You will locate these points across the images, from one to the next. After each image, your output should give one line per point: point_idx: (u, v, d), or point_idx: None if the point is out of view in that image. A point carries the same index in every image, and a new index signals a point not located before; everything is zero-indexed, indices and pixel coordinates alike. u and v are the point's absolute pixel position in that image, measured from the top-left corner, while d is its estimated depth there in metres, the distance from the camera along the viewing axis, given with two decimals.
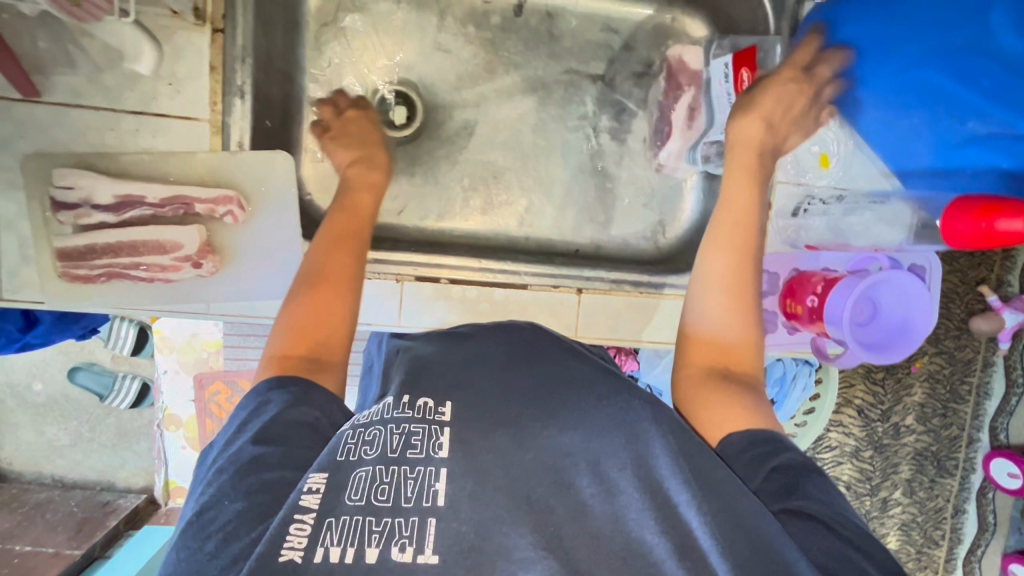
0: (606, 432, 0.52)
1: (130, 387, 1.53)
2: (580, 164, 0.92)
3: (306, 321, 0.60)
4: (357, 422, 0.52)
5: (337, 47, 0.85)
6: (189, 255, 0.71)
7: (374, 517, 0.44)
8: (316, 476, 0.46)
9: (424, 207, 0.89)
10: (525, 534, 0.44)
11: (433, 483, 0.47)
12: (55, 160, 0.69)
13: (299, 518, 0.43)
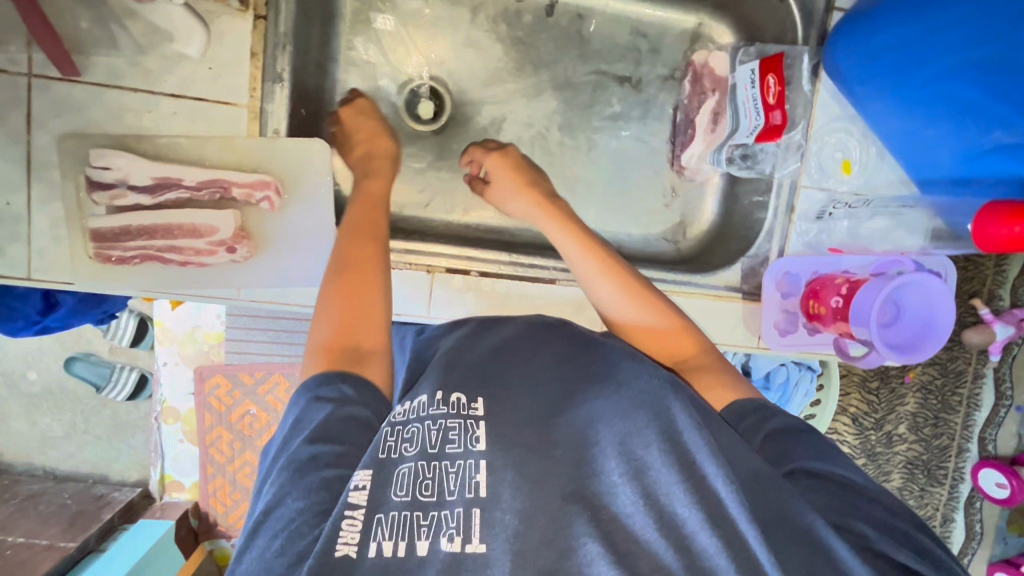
0: (636, 414, 0.51)
1: (128, 379, 1.51)
2: (603, 167, 0.95)
3: (337, 314, 0.59)
4: (393, 419, 0.53)
5: (370, 39, 0.86)
6: (223, 240, 0.71)
7: (420, 512, 0.45)
8: (362, 474, 0.47)
9: (449, 201, 0.90)
10: (563, 534, 0.44)
11: (474, 475, 0.48)
12: (91, 141, 0.68)
13: (349, 515, 0.44)
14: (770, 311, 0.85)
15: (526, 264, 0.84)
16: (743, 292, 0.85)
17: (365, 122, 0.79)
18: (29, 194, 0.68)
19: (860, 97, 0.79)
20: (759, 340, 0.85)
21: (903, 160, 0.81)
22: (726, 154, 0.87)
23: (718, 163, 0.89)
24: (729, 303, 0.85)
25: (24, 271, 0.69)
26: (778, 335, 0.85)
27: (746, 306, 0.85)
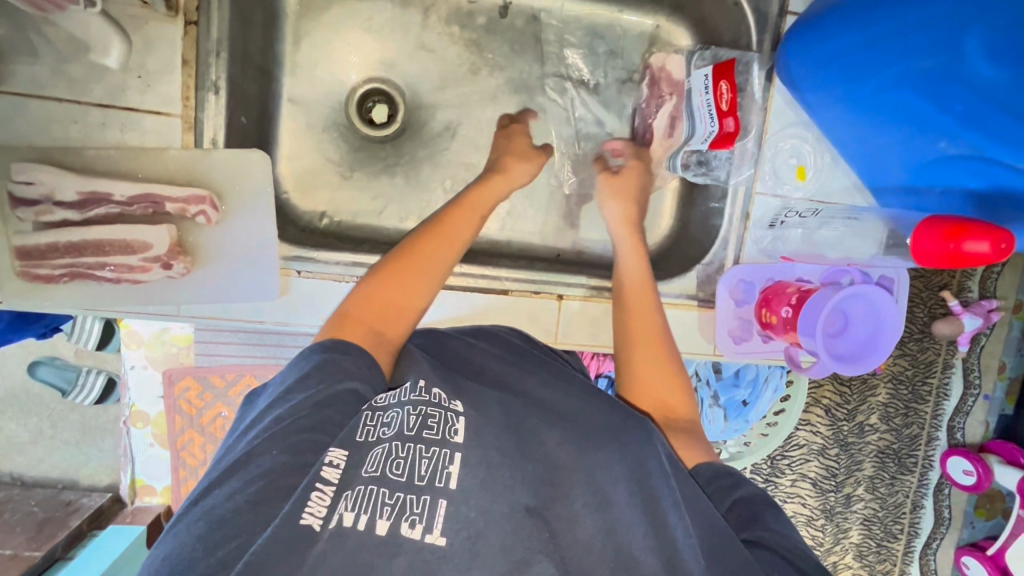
0: (607, 453, 0.54)
1: (94, 383, 1.48)
2: (564, 171, 0.92)
3: (390, 293, 0.63)
4: (373, 402, 0.52)
5: (317, 42, 0.83)
6: (158, 257, 0.68)
7: (386, 489, 0.45)
8: (337, 452, 0.47)
9: (404, 207, 0.87)
10: (519, 543, 0.45)
11: (447, 466, 0.48)
12: (15, 154, 0.66)
13: (320, 488, 0.44)
14: (727, 316, 0.84)
15: (484, 268, 0.83)
16: (697, 299, 0.85)
17: (515, 139, 0.83)
18: None
19: (811, 100, 0.79)
20: (713, 348, 0.85)
21: (855, 167, 0.81)
22: (681, 160, 0.86)
23: (674, 169, 0.88)
24: (684, 311, 0.84)
25: None
26: (731, 342, 0.85)
27: (701, 313, 0.85)
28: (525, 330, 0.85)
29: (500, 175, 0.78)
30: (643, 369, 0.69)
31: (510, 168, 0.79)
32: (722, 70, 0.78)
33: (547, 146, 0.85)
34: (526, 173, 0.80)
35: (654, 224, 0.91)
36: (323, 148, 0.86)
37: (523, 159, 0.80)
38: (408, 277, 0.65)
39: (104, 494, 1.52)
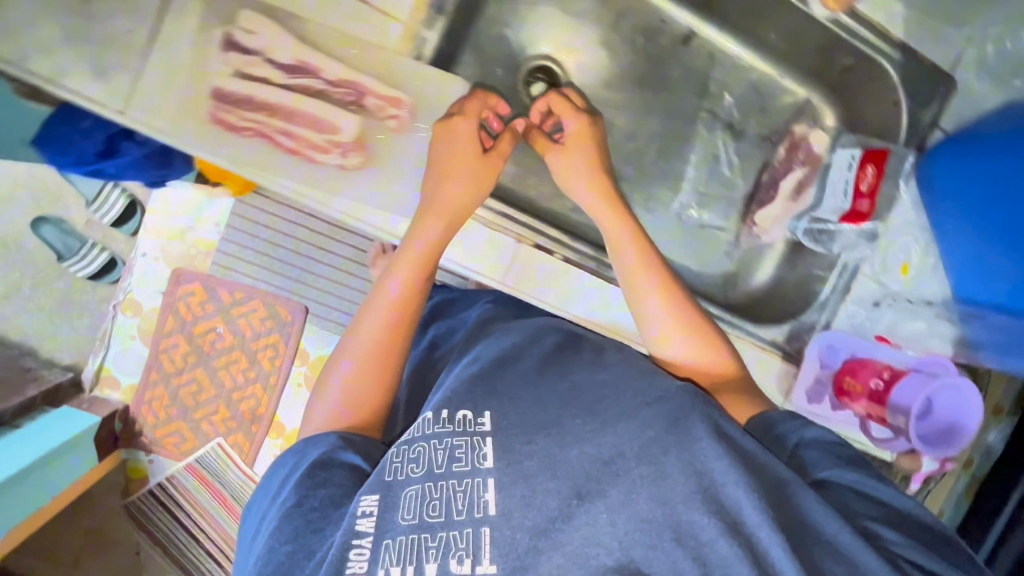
0: (652, 430, 0.53)
1: (94, 258, 1.48)
2: (684, 200, 0.99)
3: (348, 393, 0.62)
4: (401, 440, 0.57)
5: (521, 10, 0.89)
6: (341, 143, 0.69)
7: (427, 533, 0.50)
8: (369, 500, 0.52)
9: (539, 184, 0.93)
10: (571, 546, 0.47)
11: (482, 494, 0.51)
12: (242, 0, 0.66)
13: (357, 544, 0.49)
14: (802, 376, 0.91)
15: (606, 267, 0.89)
16: (783, 351, 0.91)
17: (455, 134, 0.71)
18: (158, 28, 0.65)
19: (939, 208, 0.86)
20: (786, 400, 0.91)
21: (953, 276, 0.88)
22: (801, 224, 0.93)
23: (794, 231, 0.94)
24: (768, 358, 0.90)
25: (120, 103, 0.65)
26: (805, 398, 0.91)
27: (782, 364, 0.91)
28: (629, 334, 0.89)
29: (432, 212, 0.69)
30: (684, 353, 0.70)
31: (442, 201, 0.69)
32: (879, 156, 0.85)
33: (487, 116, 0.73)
34: (469, 176, 0.70)
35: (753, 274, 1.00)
36: None
37: (456, 173, 0.70)
38: (364, 366, 0.63)
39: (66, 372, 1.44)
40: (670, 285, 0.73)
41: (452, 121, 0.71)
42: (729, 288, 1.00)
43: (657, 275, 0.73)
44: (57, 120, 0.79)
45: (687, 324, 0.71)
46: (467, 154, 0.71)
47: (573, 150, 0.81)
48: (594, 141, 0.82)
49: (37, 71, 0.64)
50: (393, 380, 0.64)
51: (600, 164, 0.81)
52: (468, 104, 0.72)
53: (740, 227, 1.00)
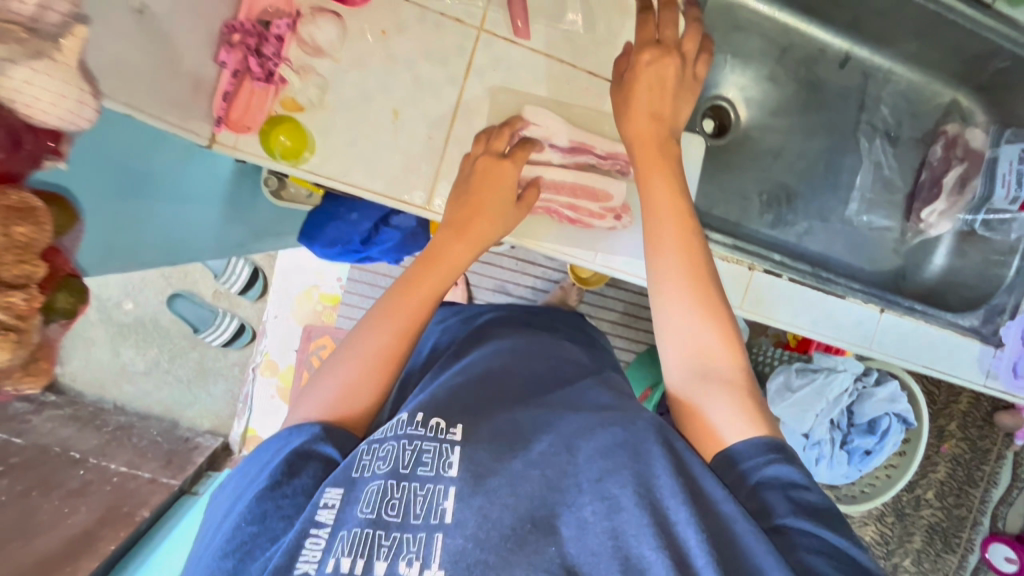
0: (611, 449, 0.54)
1: (228, 325, 1.76)
2: (855, 206, 1.07)
3: (331, 391, 0.61)
4: (372, 438, 0.57)
5: (701, 58, 0.99)
6: (614, 208, 0.79)
7: (382, 531, 0.49)
8: (333, 492, 0.52)
9: (728, 208, 1.02)
10: (523, 564, 0.47)
11: (442, 501, 0.51)
12: (517, 97, 0.77)
13: (313, 534, 0.49)
14: (1002, 356, 0.97)
15: (824, 281, 0.91)
16: (981, 334, 0.97)
17: (497, 175, 0.72)
18: (451, 132, 0.76)
19: None
20: (987, 381, 0.98)
21: None
22: (977, 217, 1.03)
23: (968, 224, 1.04)
24: (967, 343, 0.97)
25: (428, 202, 0.76)
26: (1011, 375, 0.98)
27: (982, 346, 0.97)
28: (853, 342, 0.93)
29: (454, 236, 0.70)
30: (344, 408, 0.61)
31: (470, 231, 0.71)
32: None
33: (532, 141, 0.75)
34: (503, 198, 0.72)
35: (923, 268, 1.07)
36: None
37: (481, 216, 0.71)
38: (366, 367, 0.63)
39: (218, 439, 1.78)
40: (692, 269, 0.63)
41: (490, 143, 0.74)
42: (907, 279, 1.07)
43: (690, 262, 0.63)
44: (327, 217, 0.90)
45: (711, 315, 0.60)
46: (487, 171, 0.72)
47: (628, 112, 0.71)
48: (659, 131, 0.70)
49: (357, 181, 0.74)
50: (377, 386, 0.63)
51: (661, 155, 0.69)
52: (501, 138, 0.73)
53: (906, 224, 1.08)
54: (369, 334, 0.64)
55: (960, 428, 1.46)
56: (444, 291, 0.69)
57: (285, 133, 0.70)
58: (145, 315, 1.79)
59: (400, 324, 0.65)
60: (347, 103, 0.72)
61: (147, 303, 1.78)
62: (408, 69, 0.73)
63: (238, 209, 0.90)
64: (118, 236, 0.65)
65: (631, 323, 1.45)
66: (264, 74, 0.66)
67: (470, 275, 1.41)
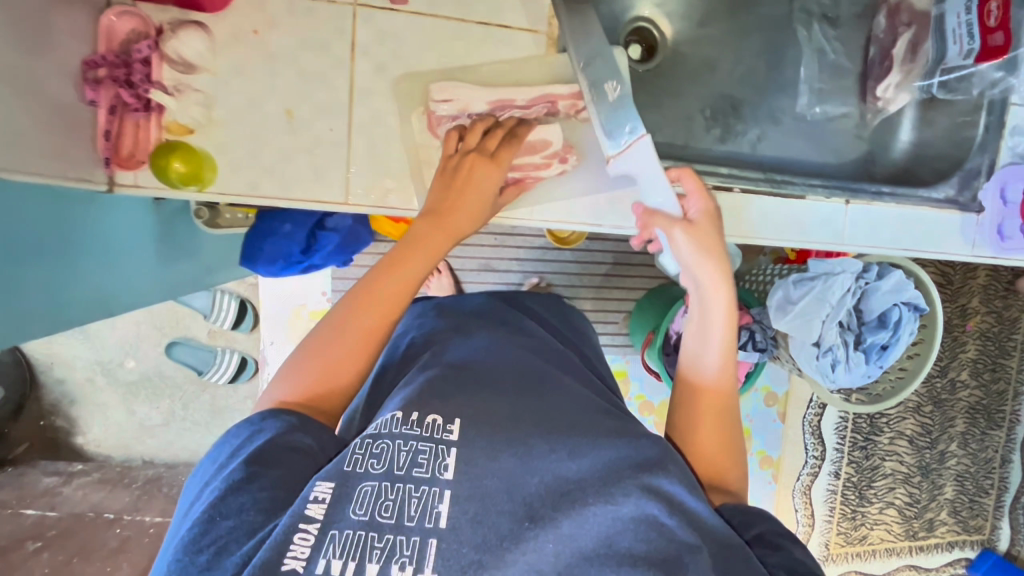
0: (613, 466, 0.55)
1: (231, 360, 1.76)
2: (806, 100, 1.01)
3: (308, 368, 0.61)
4: (367, 433, 0.55)
5: None
6: (555, 154, 0.77)
7: (375, 533, 0.47)
8: (324, 486, 0.49)
9: (671, 132, 0.97)
10: (518, 563, 0.47)
11: (436, 504, 0.49)
12: (411, 67, 0.73)
13: (303, 528, 0.46)
14: (984, 221, 0.93)
15: (780, 184, 0.87)
16: (959, 204, 0.92)
17: (480, 173, 0.71)
18: (353, 119, 0.72)
19: None
20: (971, 249, 0.94)
21: None
22: (932, 81, 0.94)
23: (925, 91, 0.96)
24: (944, 214, 0.92)
25: (342, 197, 0.74)
26: (995, 238, 0.94)
27: (961, 215, 0.93)
28: (821, 242, 0.89)
29: (434, 223, 0.68)
30: (315, 381, 0.60)
31: (451, 218, 0.68)
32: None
33: (527, 123, 0.75)
34: (485, 180, 0.71)
35: (889, 148, 1.01)
36: None
37: (456, 208, 0.69)
38: (344, 344, 0.62)
39: None
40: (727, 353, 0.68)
41: (474, 124, 0.73)
42: (874, 163, 1.02)
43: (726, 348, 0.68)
44: (262, 235, 0.87)
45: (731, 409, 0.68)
46: (476, 161, 0.71)
47: (692, 194, 0.71)
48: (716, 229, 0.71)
49: (271, 192, 0.72)
50: (354, 369, 0.62)
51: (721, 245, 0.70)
52: (481, 123, 0.73)
53: (863, 106, 1.02)
54: (351, 313, 0.63)
55: (982, 303, 1.56)
56: (424, 282, 0.66)
57: (179, 158, 0.67)
58: (146, 371, 1.79)
59: (379, 305, 0.63)
60: (238, 114, 0.69)
61: (145, 359, 1.78)
62: (291, 64, 0.70)
63: (171, 246, 0.88)
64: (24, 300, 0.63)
65: (626, 273, 1.42)
66: (142, 104, 0.65)
67: (451, 260, 1.38)
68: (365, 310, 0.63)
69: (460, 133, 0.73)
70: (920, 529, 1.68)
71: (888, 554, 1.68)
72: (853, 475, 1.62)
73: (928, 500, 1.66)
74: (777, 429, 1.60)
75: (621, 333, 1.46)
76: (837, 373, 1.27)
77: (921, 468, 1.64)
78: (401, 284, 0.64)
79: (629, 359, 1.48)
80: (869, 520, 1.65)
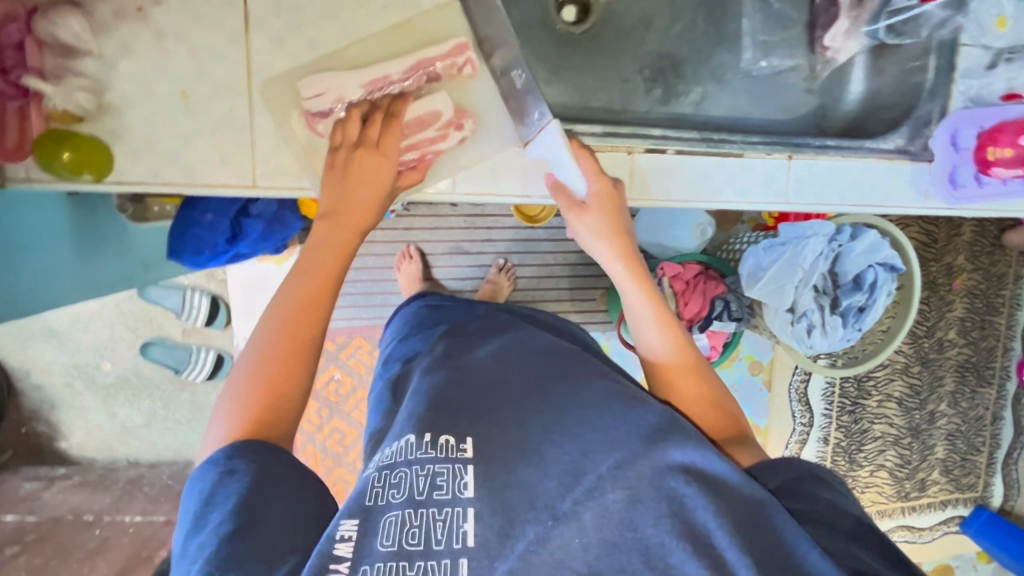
0: (625, 448, 0.53)
1: (206, 358, 1.75)
2: (751, 55, 0.97)
3: (246, 399, 0.56)
4: (382, 462, 0.53)
5: None
6: (449, 122, 0.76)
7: (406, 562, 0.45)
8: (347, 524, 0.47)
9: (610, 96, 0.93)
10: (545, 574, 0.45)
11: (461, 523, 0.47)
12: (311, 40, 0.70)
13: (335, 568, 0.44)
14: (935, 172, 0.89)
15: (719, 143, 0.82)
16: (912, 154, 0.88)
17: (368, 168, 0.68)
18: (257, 99, 0.69)
19: None
20: (924, 201, 0.90)
21: None
22: (879, 26, 0.90)
23: (873, 37, 0.91)
24: (897, 165, 0.88)
25: (251, 180, 0.71)
26: (949, 187, 0.90)
27: (914, 165, 0.88)
28: (764, 202, 0.85)
29: (335, 221, 0.67)
30: (257, 407, 0.56)
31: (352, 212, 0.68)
32: None
33: (405, 100, 0.71)
34: (379, 168, 0.69)
35: (843, 100, 0.97)
36: (530, 49, 0.92)
37: (354, 205, 0.68)
38: (276, 363, 0.58)
39: None
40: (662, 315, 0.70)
41: (352, 117, 0.69)
42: (827, 117, 0.97)
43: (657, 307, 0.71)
44: (184, 227, 0.84)
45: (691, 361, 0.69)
46: (372, 152, 0.68)
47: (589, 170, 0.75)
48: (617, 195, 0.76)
49: (175, 179, 0.69)
50: (295, 389, 0.58)
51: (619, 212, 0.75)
52: (355, 109, 0.70)
53: (813, 57, 0.97)
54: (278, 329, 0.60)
55: (967, 260, 1.51)
56: (342, 273, 0.66)
57: (67, 147, 0.63)
58: (120, 373, 1.78)
59: (307, 311, 0.62)
60: (131, 98, 0.66)
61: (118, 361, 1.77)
62: (182, 43, 0.66)
63: (93, 244, 0.85)
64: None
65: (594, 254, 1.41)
66: (20, 92, 0.61)
67: (423, 245, 1.33)
68: (291, 321, 0.61)
69: (342, 124, 0.69)
70: (912, 489, 1.67)
71: (881, 515, 1.66)
72: (842, 440, 1.61)
73: (920, 460, 1.64)
74: (762, 397, 1.58)
75: (598, 310, 1.43)
76: (813, 338, 1.24)
77: (911, 429, 1.62)
78: (320, 282, 0.64)
79: (607, 336, 1.45)
80: (861, 483, 1.64)
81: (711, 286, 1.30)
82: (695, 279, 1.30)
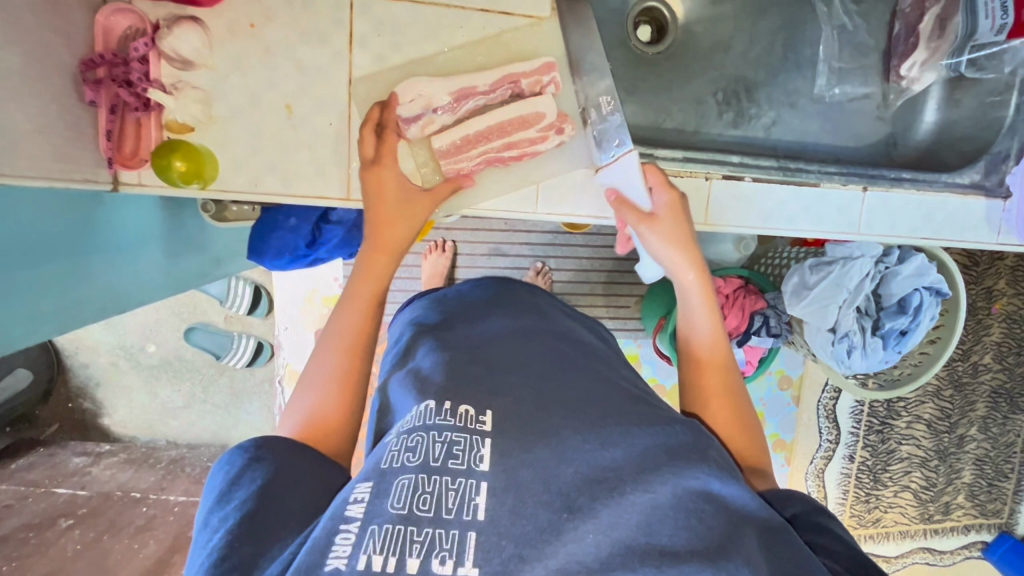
0: (649, 452, 0.52)
1: (247, 345, 1.63)
2: (825, 81, 0.97)
3: (306, 406, 0.60)
4: (400, 430, 0.52)
5: None
6: (552, 123, 0.76)
7: (415, 527, 0.43)
8: (361, 486, 0.46)
9: (683, 117, 0.94)
10: (561, 555, 0.43)
11: (474, 497, 0.46)
12: (407, 59, 0.72)
13: (344, 528, 0.44)
14: (1011, 208, 0.90)
15: (795, 172, 0.84)
16: (986, 190, 0.89)
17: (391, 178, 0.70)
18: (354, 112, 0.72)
19: None
20: (997, 236, 0.91)
21: None
22: (962, 59, 0.88)
23: (953, 70, 0.90)
24: (968, 200, 0.89)
25: (345, 193, 0.73)
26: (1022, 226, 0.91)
27: (989, 202, 0.90)
28: (832, 235, 0.87)
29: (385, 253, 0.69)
30: (309, 416, 0.59)
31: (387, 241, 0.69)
32: None
33: (516, 116, 0.74)
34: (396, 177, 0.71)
35: (908, 131, 0.96)
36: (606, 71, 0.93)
37: (394, 221, 0.70)
38: (330, 383, 0.61)
39: None
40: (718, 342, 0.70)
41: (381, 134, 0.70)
42: (895, 147, 0.97)
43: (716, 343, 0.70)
44: (268, 229, 0.90)
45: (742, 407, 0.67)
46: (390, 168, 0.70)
47: (659, 188, 0.75)
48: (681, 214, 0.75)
49: (272, 187, 0.71)
50: (346, 405, 0.61)
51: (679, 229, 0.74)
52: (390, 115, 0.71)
53: (886, 86, 0.97)
54: (335, 348, 0.63)
55: (1009, 285, 1.48)
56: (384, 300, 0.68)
57: (180, 157, 0.66)
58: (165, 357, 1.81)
59: (359, 338, 0.65)
60: (237, 111, 0.69)
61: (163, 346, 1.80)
62: (289, 59, 0.69)
63: (180, 242, 0.90)
64: (38, 303, 0.64)
65: None
66: (141, 103, 0.65)
67: (460, 243, 1.30)
68: (344, 347, 0.64)
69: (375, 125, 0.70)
70: (935, 512, 1.65)
71: (902, 536, 1.66)
72: (868, 459, 1.60)
73: (945, 484, 1.63)
74: (791, 412, 1.57)
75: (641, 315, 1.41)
76: (852, 360, 1.14)
77: (938, 452, 1.61)
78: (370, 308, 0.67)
79: (640, 343, 1.39)
80: (884, 503, 1.64)
81: (749, 301, 1.24)
82: (740, 293, 1.25)
